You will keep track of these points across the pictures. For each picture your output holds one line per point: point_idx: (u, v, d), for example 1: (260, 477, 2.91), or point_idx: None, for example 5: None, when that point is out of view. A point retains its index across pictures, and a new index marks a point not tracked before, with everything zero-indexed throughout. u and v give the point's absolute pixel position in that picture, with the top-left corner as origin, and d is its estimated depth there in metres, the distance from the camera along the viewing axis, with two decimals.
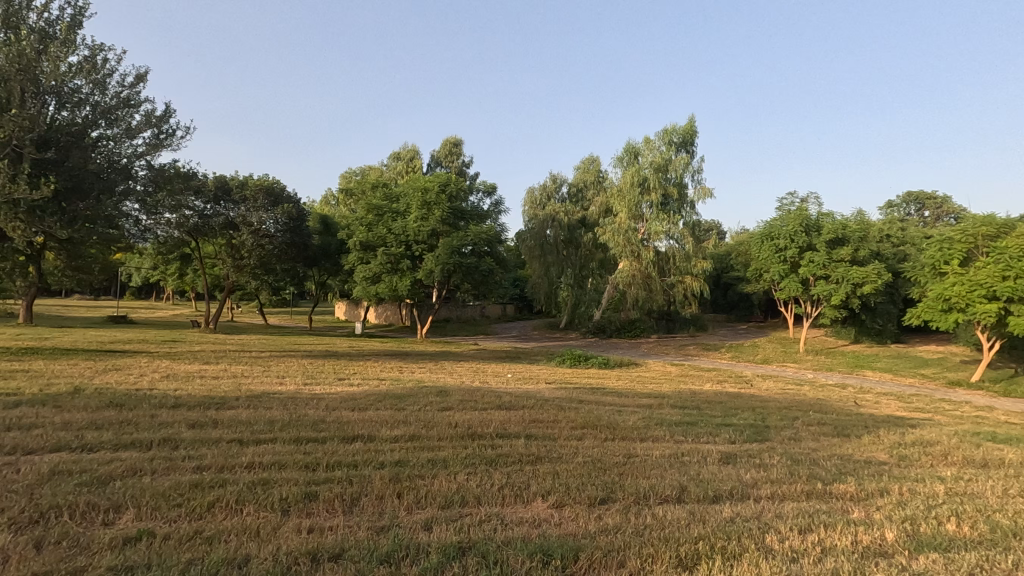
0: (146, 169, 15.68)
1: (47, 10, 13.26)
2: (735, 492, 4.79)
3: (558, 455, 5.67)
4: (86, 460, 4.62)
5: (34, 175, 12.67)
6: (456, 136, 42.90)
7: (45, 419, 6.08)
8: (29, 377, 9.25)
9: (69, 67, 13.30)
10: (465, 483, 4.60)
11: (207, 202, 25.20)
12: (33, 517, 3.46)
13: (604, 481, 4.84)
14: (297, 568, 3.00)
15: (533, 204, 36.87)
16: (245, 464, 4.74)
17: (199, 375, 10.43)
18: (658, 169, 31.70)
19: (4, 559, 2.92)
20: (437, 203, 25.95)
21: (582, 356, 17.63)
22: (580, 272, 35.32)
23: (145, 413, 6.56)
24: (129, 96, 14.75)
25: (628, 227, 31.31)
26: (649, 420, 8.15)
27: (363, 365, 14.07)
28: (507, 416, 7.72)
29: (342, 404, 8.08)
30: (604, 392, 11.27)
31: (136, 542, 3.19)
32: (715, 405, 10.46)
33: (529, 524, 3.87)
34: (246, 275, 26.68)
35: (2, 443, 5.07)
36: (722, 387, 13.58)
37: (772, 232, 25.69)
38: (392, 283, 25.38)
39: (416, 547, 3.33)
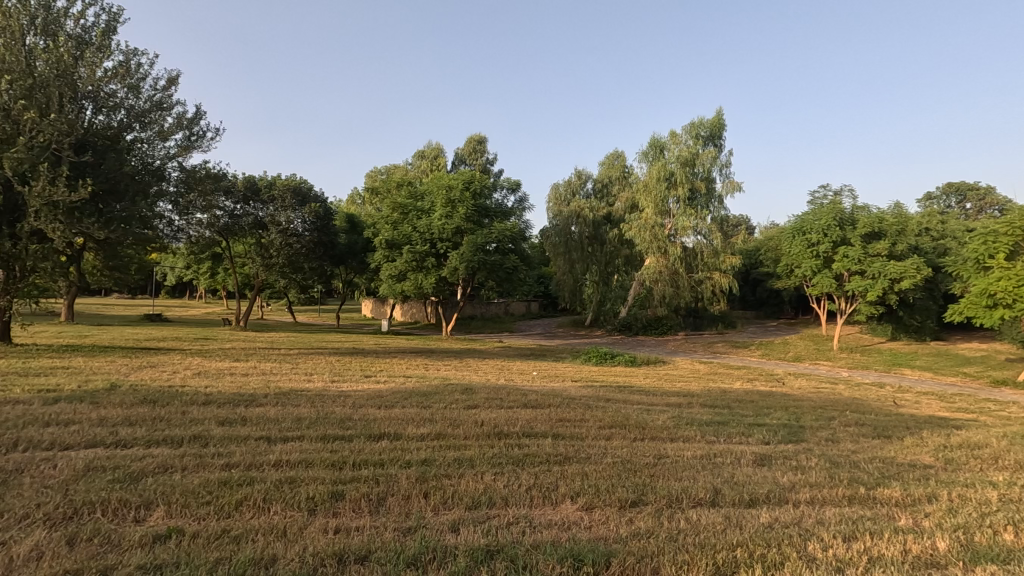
0: (178, 171, 16.04)
1: (83, 17, 13.67)
2: (773, 496, 4.59)
3: (587, 456, 5.55)
4: (119, 457, 4.69)
5: (72, 178, 13.05)
6: (480, 133, 42.97)
7: (81, 415, 6.22)
8: (68, 373, 9.54)
9: (105, 72, 13.68)
10: (493, 483, 4.52)
11: (237, 202, 25.72)
12: (67, 513, 3.51)
13: (635, 482, 4.69)
14: (323, 569, 2.96)
15: (558, 200, 36.65)
16: (272, 462, 4.75)
17: (229, 372, 10.60)
18: (684, 164, 31.21)
19: (37, 555, 2.94)
20: (461, 201, 25.93)
21: (608, 353, 17.40)
22: (606, 269, 34.97)
23: (177, 410, 6.67)
24: (162, 99, 15.10)
25: (655, 222, 30.85)
26: (678, 419, 7.93)
27: (389, 363, 14.13)
28: (534, 414, 7.60)
29: (368, 402, 8.09)
30: (631, 390, 11.08)
31: (165, 540, 3.19)
32: (746, 404, 10.17)
33: (558, 527, 3.76)
34: (275, 273, 27.16)
35: (40, 438, 5.18)
36: (754, 386, 13.25)
37: (804, 226, 25.04)
38: (418, 281, 25.51)
39: (443, 550, 3.26)
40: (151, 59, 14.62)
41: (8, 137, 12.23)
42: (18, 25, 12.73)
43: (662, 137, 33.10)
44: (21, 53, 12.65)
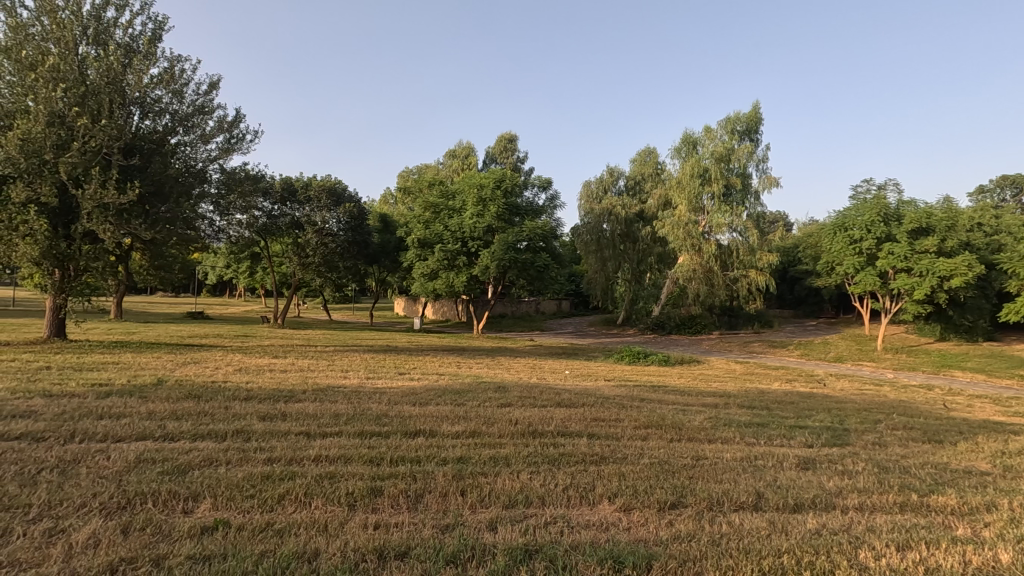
0: (219, 173, 16.55)
1: (131, 26, 14.20)
2: (819, 501, 4.44)
3: (624, 456, 5.47)
4: (168, 450, 4.85)
5: (121, 181, 13.61)
6: (510, 132, 43.07)
7: (131, 409, 6.47)
8: (118, 368, 9.94)
9: (151, 78, 14.19)
10: (529, 482, 4.49)
11: (275, 203, 26.43)
12: (121, 503, 3.65)
13: (674, 484, 4.60)
14: (364, 566, 2.98)
15: (589, 197, 36.51)
16: (312, 457, 4.84)
17: (268, 368, 10.87)
18: (719, 159, 30.56)
19: (94, 543, 3.06)
20: (493, 199, 25.95)
21: (641, 352, 17.15)
22: (637, 267, 34.84)
23: (220, 405, 6.86)
24: (204, 103, 15.57)
25: (688, 219, 30.25)
26: (716, 420, 7.78)
27: (422, 360, 14.25)
28: (568, 414, 7.53)
29: (404, 398, 8.18)
30: (666, 390, 10.88)
31: (212, 532, 3.27)
32: (786, 405, 9.86)
33: (597, 528, 3.71)
34: (311, 272, 27.81)
35: (95, 430, 5.42)
36: (793, 387, 12.88)
37: (846, 223, 24.21)
38: (449, 279, 25.67)
39: (482, 548, 3.25)
40: (194, 65, 15.14)
41: (62, 143, 12.81)
42: (71, 35, 13.34)
43: (696, 133, 32.54)
44: (75, 61, 13.26)
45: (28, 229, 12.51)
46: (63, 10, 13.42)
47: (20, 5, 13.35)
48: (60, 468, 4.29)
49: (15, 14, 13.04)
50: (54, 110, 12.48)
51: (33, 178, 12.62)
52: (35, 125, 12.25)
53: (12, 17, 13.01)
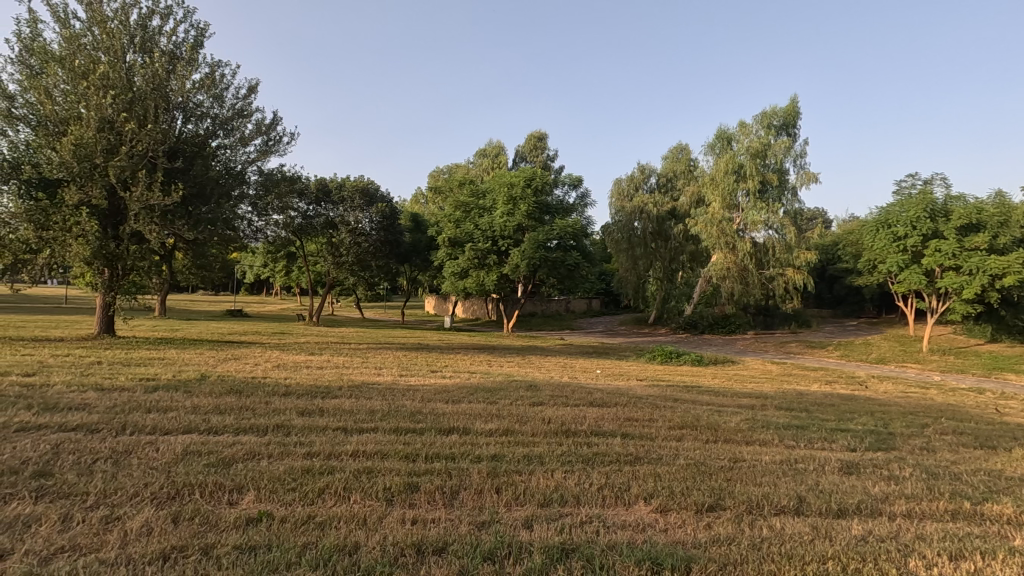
0: (257, 175, 17.02)
1: (175, 34, 14.74)
2: (864, 507, 4.29)
3: (658, 457, 5.40)
4: (212, 443, 5.01)
5: (165, 183, 14.13)
6: (540, 130, 43.04)
7: (177, 403, 6.73)
8: (164, 364, 10.36)
9: (193, 83, 14.69)
10: (563, 481, 4.48)
11: (310, 204, 27.09)
12: (171, 493, 3.79)
13: (711, 486, 4.51)
14: (403, 560, 3.02)
15: (620, 195, 36.20)
16: (350, 452, 4.94)
17: (305, 365, 11.14)
18: (755, 155, 29.79)
19: (147, 530, 3.19)
20: (523, 198, 25.92)
21: (673, 352, 16.89)
22: (669, 266, 34.48)
23: (261, 400, 7.08)
24: (244, 107, 16.01)
25: (722, 217, 29.61)
26: (754, 422, 7.61)
27: (453, 358, 14.35)
28: (601, 414, 7.49)
29: (437, 396, 8.25)
30: (700, 390, 10.70)
31: (257, 523, 3.37)
32: (827, 408, 9.55)
33: (633, 528, 3.68)
34: (345, 271, 28.35)
35: (144, 423, 5.64)
36: (833, 388, 12.50)
37: (889, 219, 23.31)
38: (480, 278, 25.76)
39: (518, 546, 3.26)
40: (233, 70, 15.60)
41: (111, 147, 13.37)
42: (119, 44, 13.92)
43: (730, 128, 31.83)
44: (123, 69, 13.83)
45: (80, 230, 13.06)
46: (112, 20, 14.02)
47: (73, 16, 14.01)
48: (114, 458, 4.49)
49: (69, 25, 13.68)
50: (104, 116, 13.04)
51: (85, 182, 13.21)
52: (86, 131, 12.81)
53: (66, 28, 13.64)
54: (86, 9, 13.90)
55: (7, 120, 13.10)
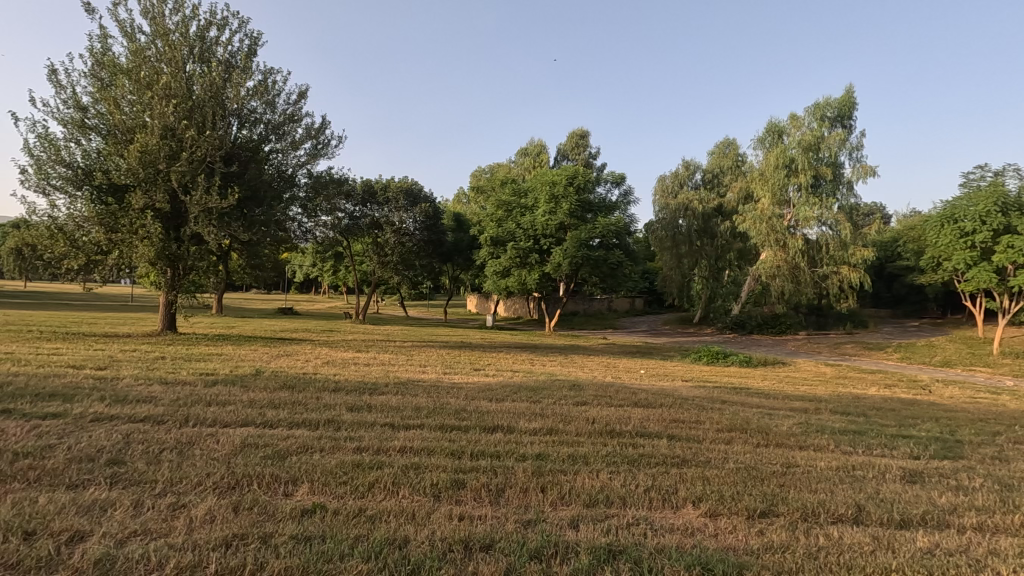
0: (307, 178, 17.55)
1: (231, 44, 15.41)
2: (930, 518, 4.07)
3: (707, 460, 5.26)
4: (268, 436, 5.23)
5: (223, 186, 14.80)
6: (582, 127, 42.70)
7: (234, 397, 7.03)
8: (222, 359, 10.86)
9: (247, 91, 15.31)
10: (609, 482, 4.44)
11: (357, 205, 27.78)
12: (231, 483, 3.97)
13: (763, 491, 4.38)
14: (452, 555, 3.08)
15: (664, 192, 35.47)
16: (398, 447, 5.04)
17: (353, 362, 11.46)
18: (807, 148, 28.60)
19: (210, 518, 3.35)
20: (565, 196, 25.71)
21: (720, 352, 16.49)
22: (716, 264, 33.63)
23: (312, 395, 7.32)
24: (295, 112, 16.58)
25: (772, 213, 28.60)
26: (807, 426, 7.33)
27: (496, 357, 14.42)
28: (646, 414, 7.39)
29: (481, 394, 8.32)
30: (749, 392, 10.39)
31: (311, 515, 3.49)
32: (886, 412, 9.08)
33: (682, 532, 3.61)
34: (390, 270, 28.97)
35: (205, 415, 5.92)
36: (893, 392, 11.89)
37: (955, 213, 21.95)
38: (521, 277, 25.76)
39: (565, 546, 3.25)
40: (284, 77, 16.17)
41: (173, 153, 14.10)
42: (180, 55, 14.66)
43: (781, 121, 30.63)
44: (183, 79, 14.56)
45: (145, 232, 13.82)
46: (173, 33, 14.81)
47: (138, 30, 14.84)
48: (179, 448, 4.74)
49: (135, 39, 14.50)
50: (167, 124, 13.76)
51: (149, 187, 13.97)
52: (152, 138, 13.55)
53: (132, 41, 14.46)
54: (150, 23, 14.73)
55: (80, 130, 13.99)
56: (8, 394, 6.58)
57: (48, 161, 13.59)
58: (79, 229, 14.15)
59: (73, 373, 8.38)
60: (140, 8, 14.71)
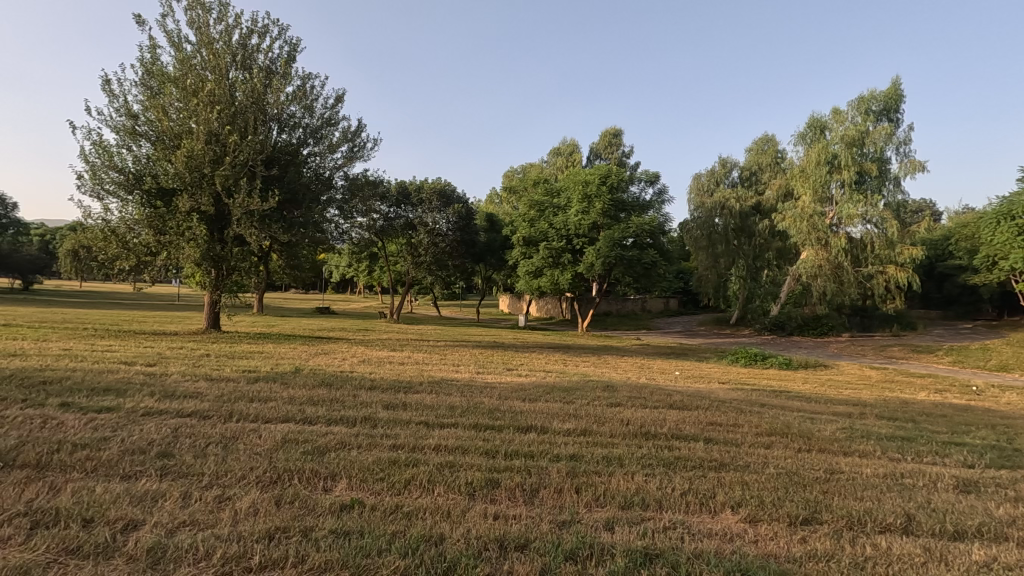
0: (344, 180, 17.90)
1: (271, 50, 15.89)
2: (986, 531, 3.86)
3: (746, 464, 5.14)
4: (307, 432, 5.35)
5: (264, 189, 15.27)
6: (616, 126, 42.31)
7: (275, 394, 7.24)
8: (263, 357, 11.19)
9: (286, 96, 15.75)
10: (644, 484, 4.39)
11: (391, 206, 28.19)
12: (273, 477, 4.09)
13: (806, 498, 4.24)
14: (487, 554, 3.09)
15: (700, 190, 34.75)
16: (432, 446, 5.09)
17: (388, 361, 11.63)
18: (851, 144, 27.57)
19: (254, 511, 3.45)
20: (598, 195, 25.50)
21: (758, 354, 16.09)
22: (754, 263, 32.82)
23: (349, 393, 7.48)
24: (332, 116, 16.96)
25: (813, 211, 27.71)
26: (851, 431, 7.07)
27: (529, 357, 14.41)
28: (682, 416, 7.26)
29: (514, 394, 8.34)
30: (789, 396, 10.08)
31: (350, 510, 3.57)
32: (937, 418, 8.68)
33: (720, 538, 3.53)
34: (423, 270, 29.29)
35: (248, 411, 6.12)
36: (944, 397, 11.36)
37: (1012, 209, 20.79)
38: (554, 277, 25.71)
39: (600, 547, 3.23)
40: (322, 81, 16.53)
41: (217, 158, 14.62)
42: (224, 62, 15.16)
43: (824, 116, 29.61)
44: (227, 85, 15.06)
45: (191, 234, 14.36)
46: (217, 41, 15.35)
47: (185, 39, 15.46)
48: (223, 443, 4.91)
49: (182, 48, 15.10)
50: (211, 129, 14.28)
51: (195, 190, 14.50)
52: (197, 143, 14.08)
53: (179, 51, 15.07)
54: (196, 33, 15.31)
55: (131, 137, 14.62)
56: (67, 388, 6.94)
57: (102, 167, 14.26)
58: (130, 232, 14.80)
59: (126, 369, 8.79)
60: (186, 18, 15.29)
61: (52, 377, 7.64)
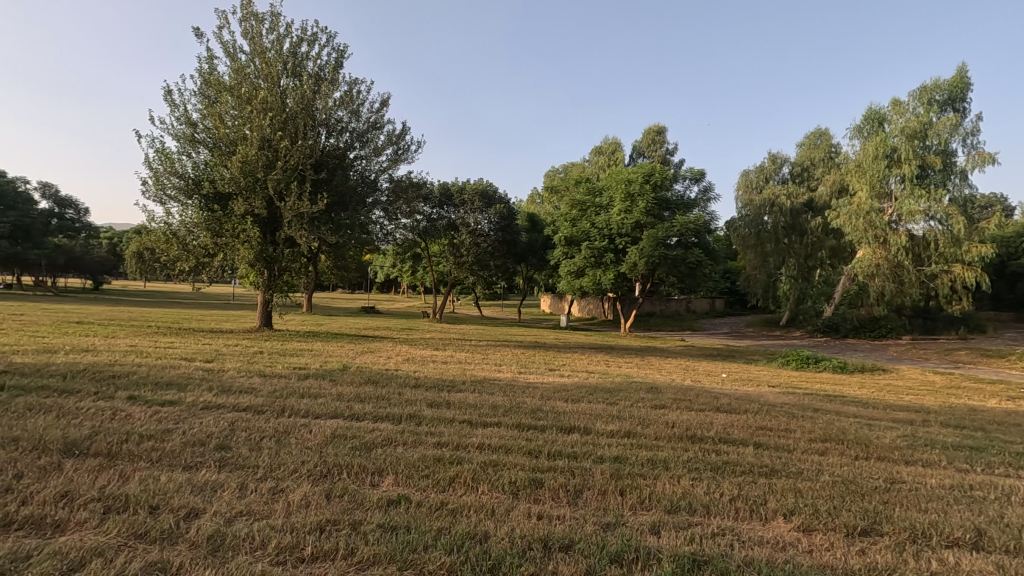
0: (389, 182, 18.29)
1: (319, 57, 16.38)
2: None
3: (798, 471, 4.95)
4: (355, 428, 5.50)
5: (313, 193, 15.78)
6: (659, 123, 41.59)
7: (324, 390, 7.47)
8: (312, 355, 11.57)
9: (334, 101, 16.21)
10: (691, 488, 4.29)
11: (434, 207, 28.61)
12: (323, 471, 4.22)
13: (864, 508, 4.05)
14: (532, 553, 3.09)
15: (748, 186, 33.67)
16: (476, 444, 5.14)
17: (431, 360, 11.81)
18: (912, 136, 26.05)
19: (306, 503, 3.58)
20: (641, 194, 25.12)
21: (810, 357, 15.48)
22: (806, 263, 31.54)
23: (394, 391, 7.65)
24: (377, 119, 17.35)
25: (870, 208, 26.38)
26: (914, 439, 6.69)
27: (571, 358, 14.32)
28: (730, 420, 7.07)
29: (556, 394, 8.32)
30: (844, 401, 9.65)
31: (397, 505, 3.64)
32: (1009, 428, 8.10)
33: (772, 546, 3.41)
34: (465, 270, 29.57)
35: (299, 407, 6.34)
36: (1017, 405, 10.61)
37: None
38: (596, 277, 25.52)
39: (646, 551, 3.18)
40: (368, 86, 16.90)
41: (270, 163, 15.19)
42: (275, 70, 15.74)
43: (882, 108, 28.18)
44: (278, 93, 15.62)
45: (246, 237, 15.00)
46: (270, 50, 15.97)
47: (239, 49, 16.11)
48: (276, 437, 5.10)
49: (236, 58, 15.75)
50: (264, 135, 14.87)
51: (249, 194, 15.12)
52: (251, 149, 14.68)
53: (234, 61, 15.73)
54: (249, 43, 15.96)
55: (190, 144, 15.35)
56: (134, 382, 7.38)
57: (164, 173, 15.04)
58: (189, 234, 15.54)
59: (186, 365, 9.26)
60: (241, 29, 15.95)
61: (120, 372, 8.14)
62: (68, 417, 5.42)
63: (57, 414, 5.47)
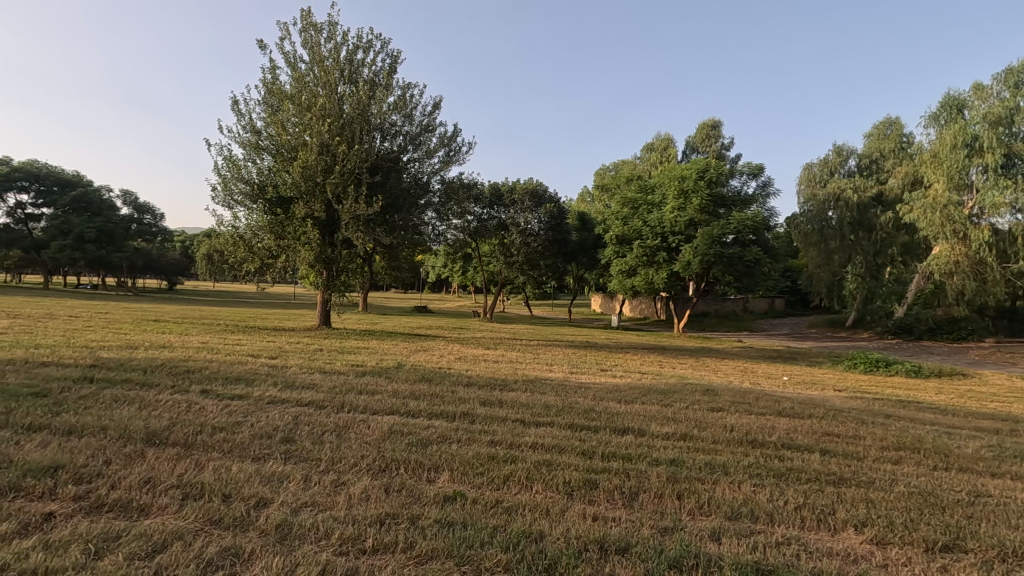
0: (441, 184, 18.58)
1: (375, 63, 16.86)
2: None
3: (869, 480, 4.68)
4: (411, 425, 5.62)
5: (369, 195, 16.23)
6: (715, 117, 40.36)
7: (380, 387, 7.68)
8: (369, 353, 11.93)
9: (388, 106, 16.65)
10: (753, 495, 4.13)
11: (485, 207, 28.81)
12: (381, 465, 4.34)
13: (943, 522, 3.79)
14: (588, 554, 3.07)
15: (811, 181, 32.50)
16: (530, 443, 5.15)
17: (484, 359, 11.92)
18: (996, 122, 23.97)
19: (366, 497, 3.69)
20: (695, 190, 24.42)
21: (880, 360, 14.63)
22: (874, 260, 29.61)
23: (448, 388, 7.77)
24: (429, 122, 17.70)
25: (947, 200, 24.60)
26: (1001, 449, 6.19)
27: (623, 358, 14.11)
28: (793, 424, 6.76)
29: (609, 394, 8.24)
30: (920, 407, 9.06)
31: (453, 502, 3.69)
32: None
33: (842, 558, 3.24)
34: (515, 270, 29.64)
35: (357, 403, 6.55)
36: None
37: None
38: (648, 276, 25.01)
39: (707, 558, 3.08)
40: (420, 89, 17.27)
41: (329, 167, 15.75)
42: (333, 77, 16.29)
43: (962, 93, 26.18)
44: (336, 99, 16.18)
45: (306, 239, 15.60)
46: (327, 59, 16.57)
47: (299, 58, 16.80)
48: (337, 432, 5.28)
49: (297, 67, 16.44)
50: (323, 140, 15.44)
51: (309, 198, 15.75)
52: (311, 154, 15.27)
53: (295, 70, 16.42)
54: (309, 52, 16.63)
55: (255, 150, 16.14)
56: (206, 377, 7.83)
57: (232, 179, 15.88)
58: (254, 237, 16.32)
59: (252, 361, 9.74)
60: (301, 39, 16.62)
61: (194, 367, 8.66)
62: (148, 408, 5.81)
63: (139, 406, 5.88)
